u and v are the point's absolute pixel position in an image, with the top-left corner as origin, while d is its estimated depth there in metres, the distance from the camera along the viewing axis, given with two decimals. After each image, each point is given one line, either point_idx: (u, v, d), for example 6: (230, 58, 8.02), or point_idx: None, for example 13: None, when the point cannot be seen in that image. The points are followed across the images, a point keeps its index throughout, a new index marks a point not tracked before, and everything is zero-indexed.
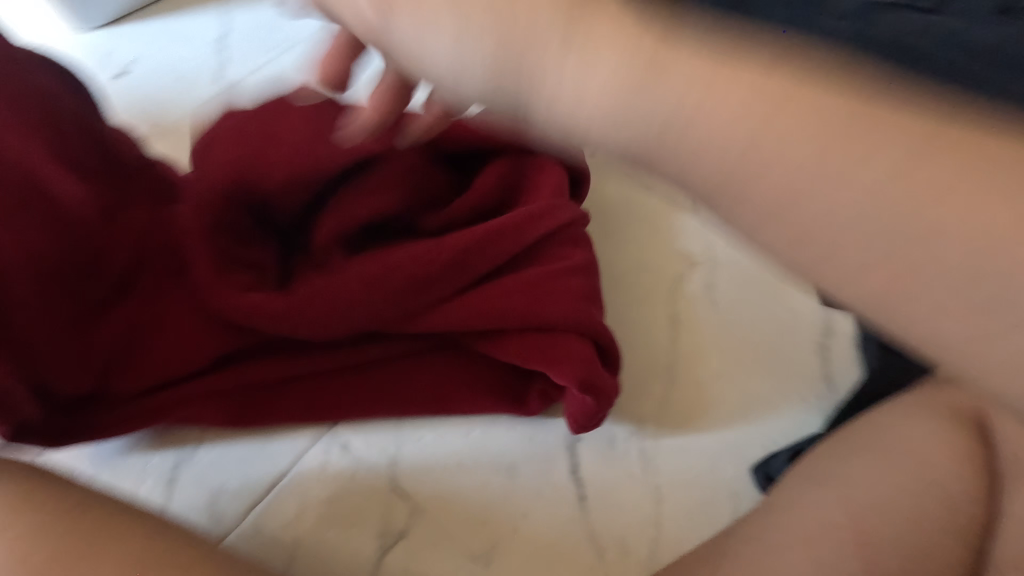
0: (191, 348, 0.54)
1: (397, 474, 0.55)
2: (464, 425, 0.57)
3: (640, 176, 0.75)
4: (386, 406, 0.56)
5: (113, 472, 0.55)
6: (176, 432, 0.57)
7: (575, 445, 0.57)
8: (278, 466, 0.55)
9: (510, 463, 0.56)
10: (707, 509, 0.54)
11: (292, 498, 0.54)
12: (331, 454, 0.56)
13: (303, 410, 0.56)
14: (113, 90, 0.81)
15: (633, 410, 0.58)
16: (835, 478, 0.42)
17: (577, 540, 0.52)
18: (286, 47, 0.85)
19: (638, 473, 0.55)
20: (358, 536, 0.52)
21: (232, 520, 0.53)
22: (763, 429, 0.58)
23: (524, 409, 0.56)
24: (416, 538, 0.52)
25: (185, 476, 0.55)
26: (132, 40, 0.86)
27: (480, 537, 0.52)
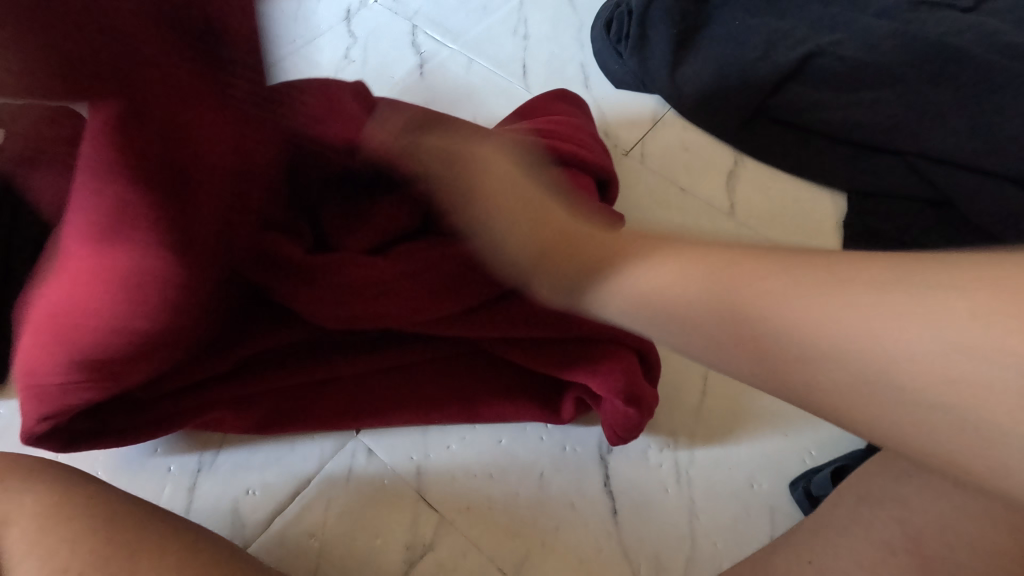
0: (219, 353, 0.51)
1: (423, 483, 0.53)
2: (492, 433, 0.56)
3: (676, 176, 0.75)
4: (416, 413, 0.54)
5: (135, 475, 0.54)
6: (197, 434, 0.55)
7: (607, 456, 0.55)
8: (301, 473, 0.54)
9: (540, 472, 0.54)
10: (743, 525, 0.52)
11: (316, 506, 0.52)
12: (355, 461, 0.54)
13: (326, 416, 0.54)
14: None
15: (666, 420, 0.56)
16: (890, 497, 0.41)
17: (610, 555, 0.51)
18: None
19: (672, 486, 0.54)
20: (385, 547, 0.51)
21: (255, 528, 0.51)
22: (802, 441, 0.56)
23: (557, 418, 0.55)
24: (445, 549, 0.51)
25: (207, 482, 0.53)
26: None
27: (510, 550, 0.51)
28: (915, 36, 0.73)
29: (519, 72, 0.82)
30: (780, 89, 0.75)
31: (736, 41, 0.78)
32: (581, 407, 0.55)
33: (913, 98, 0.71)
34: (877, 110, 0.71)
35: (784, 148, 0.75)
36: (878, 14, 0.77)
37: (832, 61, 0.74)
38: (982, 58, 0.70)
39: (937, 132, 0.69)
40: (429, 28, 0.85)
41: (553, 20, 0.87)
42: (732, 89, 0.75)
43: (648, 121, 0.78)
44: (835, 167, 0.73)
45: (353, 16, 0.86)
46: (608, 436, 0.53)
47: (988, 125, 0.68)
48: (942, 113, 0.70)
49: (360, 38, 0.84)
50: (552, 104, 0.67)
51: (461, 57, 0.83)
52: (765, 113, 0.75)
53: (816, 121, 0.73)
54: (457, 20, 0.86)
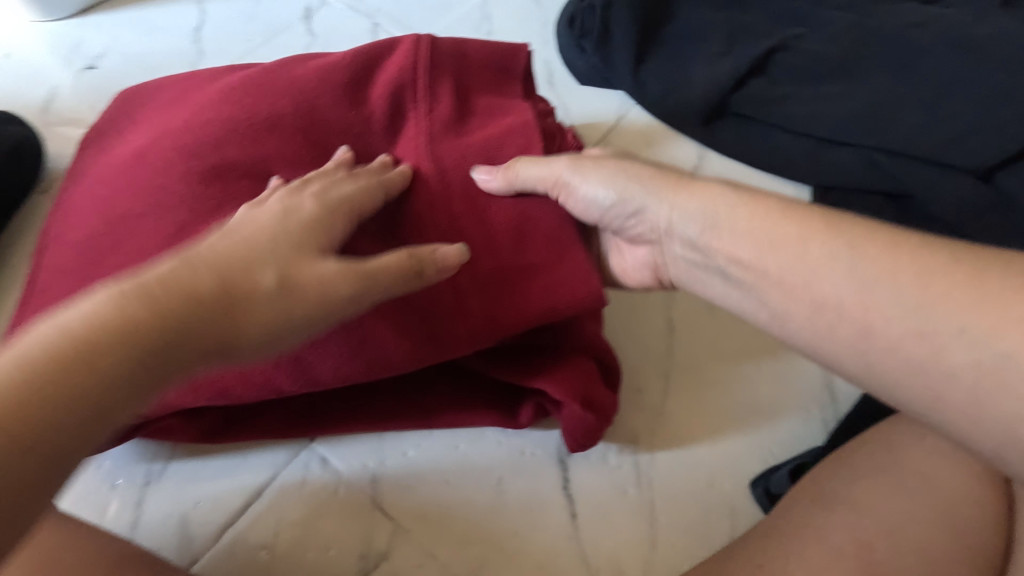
0: None
1: (379, 491, 0.52)
2: (450, 438, 0.55)
3: None
4: (365, 423, 0.53)
5: (79, 491, 0.52)
6: (145, 447, 0.53)
7: (566, 459, 0.54)
8: (253, 484, 0.52)
9: (499, 477, 0.53)
10: (704, 526, 0.52)
11: (269, 518, 0.51)
12: (309, 470, 0.53)
13: (277, 427, 0.53)
14: (82, 84, 0.77)
15: (627, 422, 0.56)
16: (842, 500, 0.41)
17: (569, 561, 0.50)
18: (265, 39, 0.82)
19: (632, 488, 0.53)
20: (339, 557, 0.50)
21: (204, 542, 0.50)
22: (763, 440, 0.55)
23: (513, 422, 0.53)
24: (400, 559, 0.50)
25: (154, 496, 0.52)
26: (102, 30, 0.82)
27: (468, 558, 0.50)
28: (876, 32, 0.73)
29: None
30: (744, 85, 0.74)
31: (699, 37, 0.77)
32: (540, 413, 0.53)
33: (872, 90, 0.71)
34: (840, 105, 0.71)
35: (744, 141, 0.73)
36: (839, 8, 0.77)
37: (794, 56, 0.74)
38: (940, 52, 0.70)
39: (898, 123, 0.69)
40: (390, 26, 0.84)
41: (517, 17, 0.86)
42: (695, 84, 0.74)
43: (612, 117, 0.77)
44: (796, 162, 0.71)
45: (313, 15, 0.84)
46: (567, 443, 0.52)
47: (941, 109, 0.68)
48: (902, 102, 0.69)
49: (319, 37, 0.83)
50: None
51: None
52: (728, 108, 0.74)
53: (776, 116, 0.72)
54: (418, 18, 0.85)
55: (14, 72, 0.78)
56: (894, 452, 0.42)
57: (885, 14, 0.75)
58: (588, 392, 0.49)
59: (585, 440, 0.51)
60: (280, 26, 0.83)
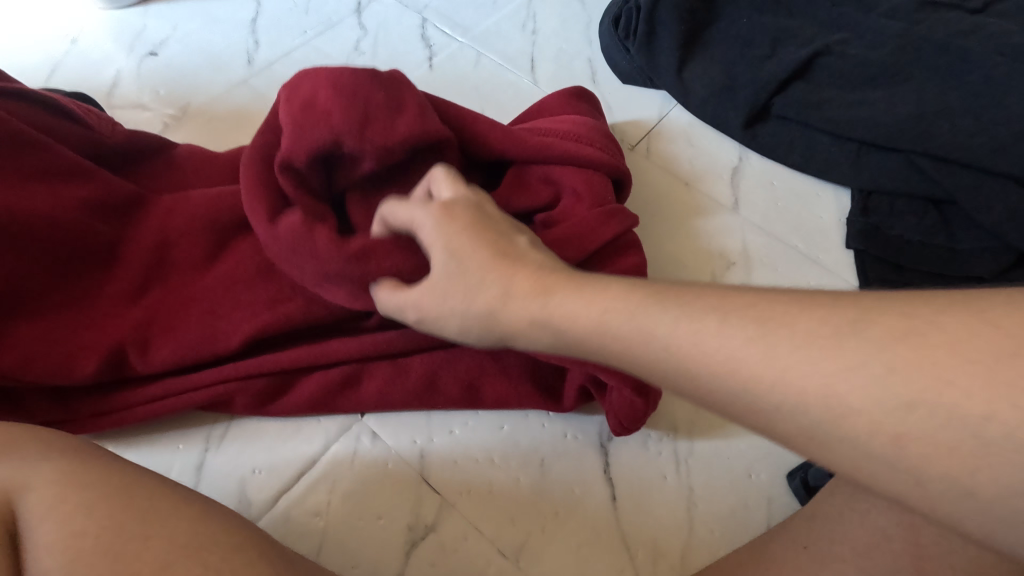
0: (224, 332, 0.53)
1: (426, 467, 0.54)
2: (495, 419, 0.56)
3: (679, 172, 0.75)
4: (415, 399, 0.55)
5: (145, 452, 0.54)
6: (204, 415, 0.56)
7: (607, 443, 0.56)
8: (307, 454, 0.55)
9: (542, 458, 0.55)
10: (740, 514, 0.53)
11: (322, 487, 0.53)
12: (361, 443, 0.55)
13: (327, 399, 0.55)
14: (145, 70, 0.80)
15: (666, 412, 0.57)
16: None
17: (610, 540, 0.52)
18: (318, 31, 0.85)
19: (672, 475, 0.54)
20: (388, 527, 0.52)
21: (260, 507, 0.52)
22: None
23: (558, 405, 0.55)
24: (446, 532, 0.52)
25: (215, 460, 0.54)
26: (164, 19, 0.85)
27: (512, 534, 0.52)
28: (923, 40, 0.74)
29: (526, 67, 0.83)
30: (786, 88, 0.75)
31: (744, 40, 0.78)
32: (585, 396, 0.55)
33: (916, 97, 0.71)
34: (884, 109, 0.72)
35: (785, 143, 0.75)
36: (884, 14, 0.78)
37: (837, 61, 0.75)
38: (987, 61, 0.71)
39: (944, 129, 0.69)
40: (438, 21, 0.86)
41: (561, 16, 0.87)
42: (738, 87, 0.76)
43: (653, 118, 0.79)
44: (837, 165, 0.73)
45: (364, 9, 0.87)
46: (611, 426, 0.53)
47: (981, 114, 0.69)
48: (948, 108, 0.70)
49: (370, 30, 0.85)
50: (558, 101, 0.67)
51: (470, 51, 0.84)
52: (770, 111, 0.76)
53: (820, 118, 0.73)
54: (466, 15, 0.87)
55: (81, 57, 0.82)
56: None
57: (930, 22, 0.76)
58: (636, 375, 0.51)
59: (631, 424, 0.52)
60: (333, 19, 0.86)
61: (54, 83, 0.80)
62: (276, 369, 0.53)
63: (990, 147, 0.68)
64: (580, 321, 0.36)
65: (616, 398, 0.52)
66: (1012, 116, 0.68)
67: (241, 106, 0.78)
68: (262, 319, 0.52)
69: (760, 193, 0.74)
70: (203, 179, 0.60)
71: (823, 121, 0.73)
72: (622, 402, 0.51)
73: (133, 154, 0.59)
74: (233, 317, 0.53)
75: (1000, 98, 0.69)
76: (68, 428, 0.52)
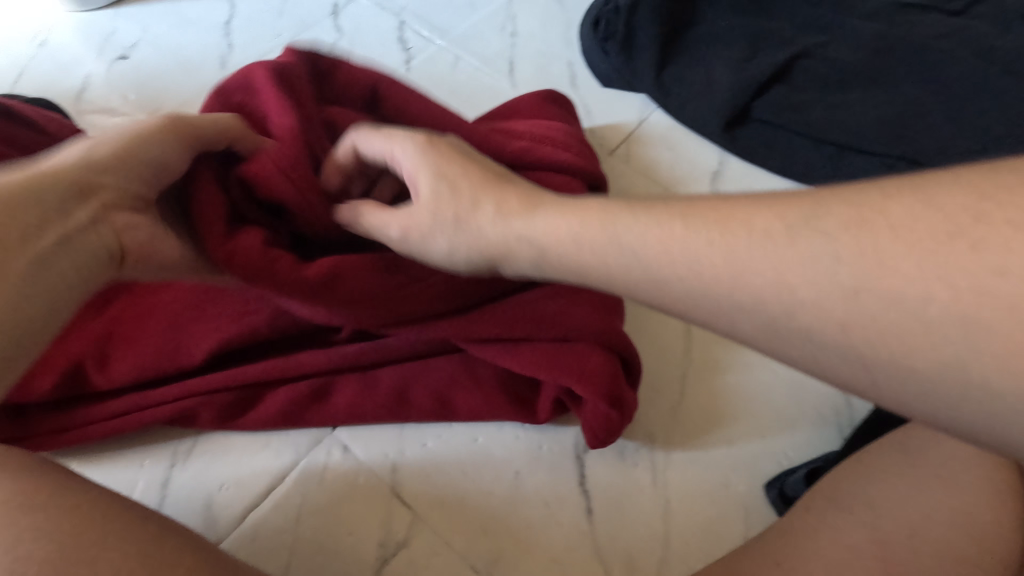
0: (187, 345, 0.51)
1: (398, 481, 0.53)
2: (470, 431, 0.55)
3: (658, 177, 0.75)
4: (386, 412, 0.54)
5: (108, 469, 0.53)
6: (170, 431, 0.54)
7: (583, 455, 0.55)
8: (276, 469, 0.53)
9: (516, 471, 0.54)
10: (717, 526, 0.52)
11: (291, 503, 0.52)
12: (332, 457, 0.54)
13: (295, 413, 0.53)
14: (115, 74, 0.79)
15: (642, 422, 0.56)
16: (858, 503, 0.42)
17: (585, 555, 0.51)
18: (293, 33, 0.83)
19: (648, 487, 0.54)
20: (358, 544, 0.51)
21: (227, 525, 0.51)
22: (778, 442, 0.56)
23: (533, 417, 0.54)
24: (418, 548, 0.51)
25: (181, 477, 0.53)
26: (135, 22, 0.83)
27: (485, 549, 0.51)
28: (902, 43, 0.74)
29: (505, 70, 0.82)
30: (766, 91, 0.74)
31: (723, 43, 0.78)
32: (559, 407, 0.54)
33: (896, 100, 0.71)
34: (864, 113, 0.71)
35: (765, 147, 0.74)
36: (863, 17, 0.77)
37: (816, 64, 0.75)
38: (965, 66, 0.71)
39: (924, 133, 0.69)
40: (415, 23, 0.85)
41: (540, 18, 0.86)
42: (717, 91, 0.75)
43: (633, 122, 0.78)
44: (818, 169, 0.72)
45: (340, 11, 0.85)
46: (588, 439, 0.52)
47: (961, 118, 0.69)
48: (928, 112, 0.70)
49: (346, 33, 0.84)
50: (532, 105, 0.66)
51: (448, 54, 0.83)
52: (750, 115, 0.75)
53: (800, 121, 0.72)
54: (444, 17, 0.86)
55: (49, 61, 0.80)
56: (914, 458, 0.43)
57: (909, 25, 0.75)
58: (607, 386, 0.50)
59: (604, 436, 0.51)
60: (308, 21, 0.84)
61: (21, 88, 0.78)
62: (240, 382, 0.52)
63: (970, 152, 0.67)
64: (558, 232, 0.36)
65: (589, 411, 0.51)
66: (992, 121, 0.68)
67: None
68: (225, 333, 0.51)
69: None
70: None
71: (804, 125, 0.72)
72: (594, 414, 0.50)
73: None
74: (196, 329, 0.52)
75: (980, 102, 0.69)
76: (27, 445, 0.51)
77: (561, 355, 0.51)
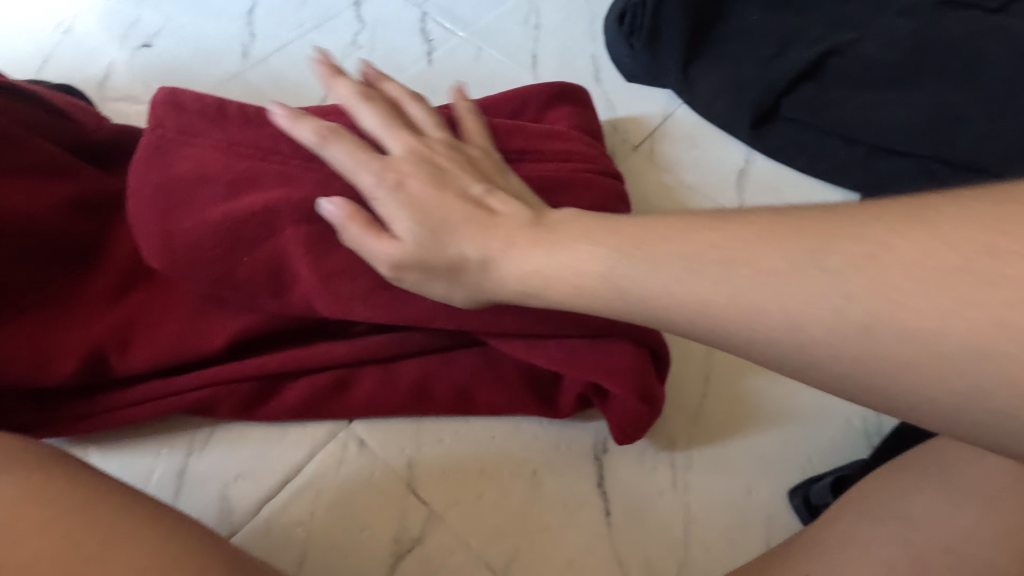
0: (206, 334, 0.51)
1: (415, 476, 0.52)
2: (488, 428, 0.55)
3: (680, 173, 0.74)
4: (405, 406, 0.53)
5: (125, 456, 0.53)
6: (186, 420, 0.54)
7: (601, 455, 0.54)
8: (292, 462, 0.53)
9: (534, 470, 0.53)
10: (738, 533, 0.51)
11: (305, 496, 0.52)
12: (347, 450, 0.53)
13: (314, 405, 0.53)
14: (140, 63, 0.79)
15: (664, 422, 0.55)
16: (892, 514, 0.40)
17: (602, 558, 0.50)
18: (314, 23, 0.83)
19: (668, 490, 0.53)
20: (373, 540, 0.50)
21: (242, 517, 0.51)
22: (803, 449, 0.54)
23: (555, 412, 0.54)
24: (432, 546, 0.50)
25: (197, 466, 0.53)
26: (160, 9, 0.83)
27: (501, 548, 0.50)
28: (937, 40, 0.71)
29: (528, 63, 0.81)
30: (796, 88, 0.73)
31: (752, 38, 0.76)
32: (583, 402, 0.54)
33: (932, 97, 0.69)
34: (896, 112, 0.69)
35: (791, 145, 0.73)
36: (899, 13, 0.75)
37: (849, 61, 0.73)
38: (1008, 63, 0.68)
39: (960, 134, 0.67)
40: (438, 15, 0.84)
41: (565, 11, 0.85)
42: (746, 88, 0.73)
43: (659, 118, 0.77)
44: (846, 168, 0.71)
45: (362, 1, 0.85)
46: (614, 434, 0.52)
47: (999, 117, 0.66)
48: (965, 109, 0.68)
49: (368, 24, 0.83)
50: (543, 97, 0.65)
51: (471, 46, 0.82)
52: (778, 112, 0.74)
53: (829, 121, 0.71)
54: (467, 9, 0.85)
55: (73, 48, 0.80)
56: (947, 466, 0.41)
57: (948, 21, 0.73)
58: (639, 378, 0.49)
59: (635, 431, 0.51)
60: (330, 11, 0.84)
61: (46, 73, 0.78)
62: (259, 373, 0.52)
63: (1008, 155, 0.65)
64: (568, 266, 0.39)
65: (615, 409, 0.50)
66: None
67: (235, 102, 0.76)
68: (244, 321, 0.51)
69: (764, 198, 0.72)
70: None
71: (833, 124, 0.71)
72: (620, 411, 0.50)
73: (100, 152, 0.58)
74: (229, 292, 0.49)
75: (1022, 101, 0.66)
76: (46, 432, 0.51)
77: (586, 353, 0.50)
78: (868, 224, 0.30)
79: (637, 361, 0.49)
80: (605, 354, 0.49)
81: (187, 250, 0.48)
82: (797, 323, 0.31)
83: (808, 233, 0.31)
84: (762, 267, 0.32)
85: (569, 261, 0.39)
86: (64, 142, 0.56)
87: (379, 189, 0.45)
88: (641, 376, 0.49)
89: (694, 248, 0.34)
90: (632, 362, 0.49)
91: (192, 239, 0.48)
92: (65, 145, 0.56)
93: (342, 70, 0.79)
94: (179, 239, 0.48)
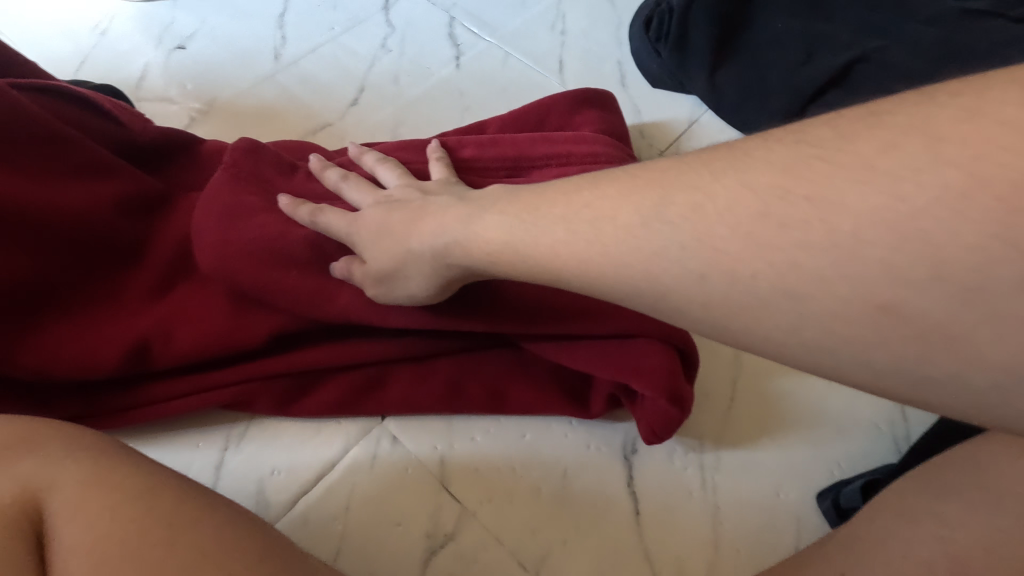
0: (246, 331, 0.52)
1: (447, 473, 0.53)
2: (518, 427, 0.55)
3: None
4: (438, 405, 0.54)
5: (165, 447, 0.54)
6: (225, 414, 0.56)
7: (630, 456, 0.55)
8: (327, 457, 0.54)
9: (565, 470, 0.54)
10: (768, 535, 0.51)
11: (340, 491, 0.53)
12: (381, 447, 0.54)
13: (350, 402, 0.54)
14: (175, 64, 0.80)
15: (693, 424, 0.56)
16: (930, 514, 0.40)
17: (633, 556, 0.50)
18: (345, 27, 0.84)
19: (697, 491, 0.53)
20: (407, 534, 0.51)
21: (279, 509, 0.52)
22: (831, 452, 0.55)
23: (586, 413, 0.54)
24: (465, 541, 0.51)
25: (235, 460, 0.54)
26: (194, 12, 0.85)
27: (534, 545, 0.51)
28: (967, 50, 0.72)
29: (554, 68, 0.82)
30: (824, 95, 0.74)
31: (779, 46, 0.76)
32: (613, 403, 0.54)
33: None
34: None
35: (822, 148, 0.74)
36: (927, 21, 0.75)
37: (876, 69, 0.73)
38: None
39: None
40: (465, 20, 0.85)
41: (591, 17, 0.86)
42: (772, 95, 0.74)
43: (684, 123, 0.78)
44: None
45: (392, 6, 0.86)
46: (644, 436, 0.52)
47: None
48: None
49: (398, 28, 0.84)
50: (572, 102, 0.66)
51: (498, 50, 0.83)
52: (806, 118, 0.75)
53: None
54: (494, 14, 0.86)
55: (110, 49, 0.82)
56: (984, 471, 0.41)
57: (977, 30, 0.73)
58: (672, 378, 0.49)
59: (665, 432, 0.51)
60: (360, 15, 0.85)
61: (84, 74, 0.80)
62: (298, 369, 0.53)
63: None
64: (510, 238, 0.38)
65: (647, 411, 0.51)
66: None
67: (267, 103, 0.78)
68: (285, 319, 0.52)
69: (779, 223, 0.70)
70: (210, 168, 0.61)
71: None
72: (653, 412, 0.50)
73: (147, 151, 0.60)
74: (270, 297, 0.50)
75: None
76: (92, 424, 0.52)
77: (618, 353, 0.51)
78: (786, 172, 0.29)
79: (670, 361, 0.50)
80: (636, 354, 0.50)
81: (235, 255, 0.50)
82: (740, 272, 0.29)
83: (734, 174, 0.30)
84: (699, 217, 0.30)
85: (522, 224, 0.37)
86: (113, 141, 0.57)
87: (357, 225, 0.48)
88: (673, 375, 0.49)
89: (635, 203, 0.32)
90: (665, 361, 0.49)
91: (240, 246, 0.50)
92: (113, 145, 0.57)
93: (372, 73, 0.80)
94: (228, 248, 0.50)
